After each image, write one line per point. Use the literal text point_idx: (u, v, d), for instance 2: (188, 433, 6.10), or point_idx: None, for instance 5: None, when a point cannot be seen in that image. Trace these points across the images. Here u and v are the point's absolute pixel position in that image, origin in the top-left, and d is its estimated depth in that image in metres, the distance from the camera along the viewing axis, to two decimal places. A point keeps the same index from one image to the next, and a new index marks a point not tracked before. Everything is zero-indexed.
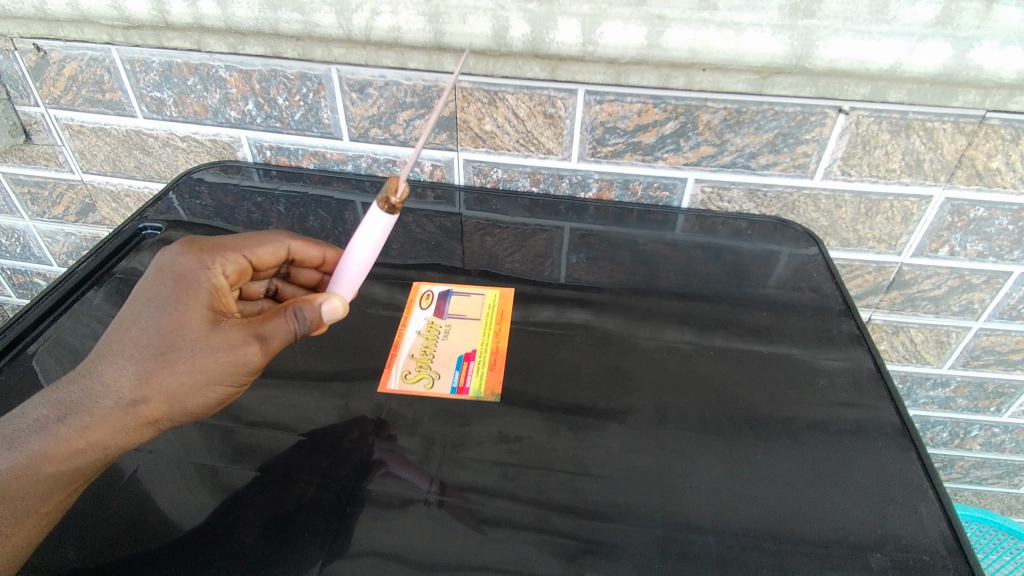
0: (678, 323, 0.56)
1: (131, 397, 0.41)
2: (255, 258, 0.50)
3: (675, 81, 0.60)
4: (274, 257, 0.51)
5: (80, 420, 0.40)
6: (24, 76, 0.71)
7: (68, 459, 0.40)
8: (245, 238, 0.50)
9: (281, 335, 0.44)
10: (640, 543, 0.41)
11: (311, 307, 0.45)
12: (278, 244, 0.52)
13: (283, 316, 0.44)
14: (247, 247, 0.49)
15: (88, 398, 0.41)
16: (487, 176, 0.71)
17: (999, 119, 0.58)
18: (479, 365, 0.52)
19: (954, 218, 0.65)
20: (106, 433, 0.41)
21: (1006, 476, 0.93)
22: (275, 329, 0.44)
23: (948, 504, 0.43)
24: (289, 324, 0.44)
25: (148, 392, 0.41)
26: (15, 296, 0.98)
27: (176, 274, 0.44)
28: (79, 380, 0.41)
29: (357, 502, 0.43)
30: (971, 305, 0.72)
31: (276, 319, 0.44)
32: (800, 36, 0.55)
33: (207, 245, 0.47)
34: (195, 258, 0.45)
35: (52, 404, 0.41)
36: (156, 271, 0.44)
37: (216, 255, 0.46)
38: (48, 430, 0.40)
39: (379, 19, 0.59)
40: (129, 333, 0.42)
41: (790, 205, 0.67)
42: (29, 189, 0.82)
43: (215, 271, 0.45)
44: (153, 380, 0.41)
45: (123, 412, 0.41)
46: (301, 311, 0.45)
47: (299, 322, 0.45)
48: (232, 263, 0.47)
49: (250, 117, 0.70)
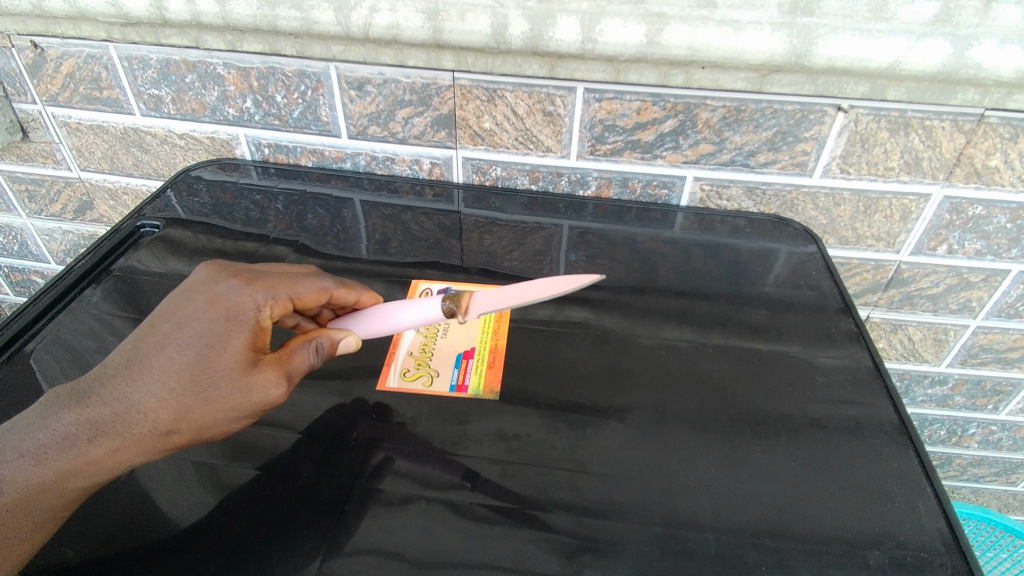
0: (677, 321, 0.56)
1: (166, 427, 0.41)
2: (296, 298, 0.46)
3: (674, 79, 0.59)
4: (319, 296, 0.47)
5: (111, 443, 0.40)
6: (22, 73, 0.70)
7: (94, 474, 0.40)
8: (293, 276, 0.46)
9: (301, 368, 0.44)
10: (639, 540, 0.41)
11: (330, 339, 0.45)
12: (323, 287, 0.48)
13: (304, 349, 0.44)
14: (295, 286, 0.46)
15: (120, 421, 0.40)
16: (486, 174, 0.71)
17: (998, 117, 0.58)
18: (478, 364, 0.52)
19: (952, 216, 0.65)
20: (137, 456, 0.41)
21: (1003, 474, 0.93)
22: (299, 362, 0.44)
23: (946, 501, 0.43)
24: (309, 357, 0.44)
25: (182, 425, 0.41)
26: (12, 294, 0.98)
27: (229, 311, 0.43)
28: (109, 398, 0.40)
29: (357, 501, 0.43)
30: (969, 303, 0.72)
31: (300, 352, 0.44)
32: (799, 34, 0.54)
33: (262, 279, 0.45)
34: (248, 293, 0.44)
35: (80, 422, 0.40)
36: (210, 302, 0.43)
37: (268, 293, 0.44)
38: (77, 448, 0.39)
39: (377, 16, 0.59)
40: (172, 360, 0.41)
41: (789, 203, 0.67)
42: (27, 187, 0.82)
43: (264, 310, 0.43)
44: (188, 411, 0.41)
45: (154, 438, 0.41)
46: (320, 344, 0.45)
47: (317, 355, 0.45)
48: (283, 302, 0.45)
49: (249, 115, 0.70)
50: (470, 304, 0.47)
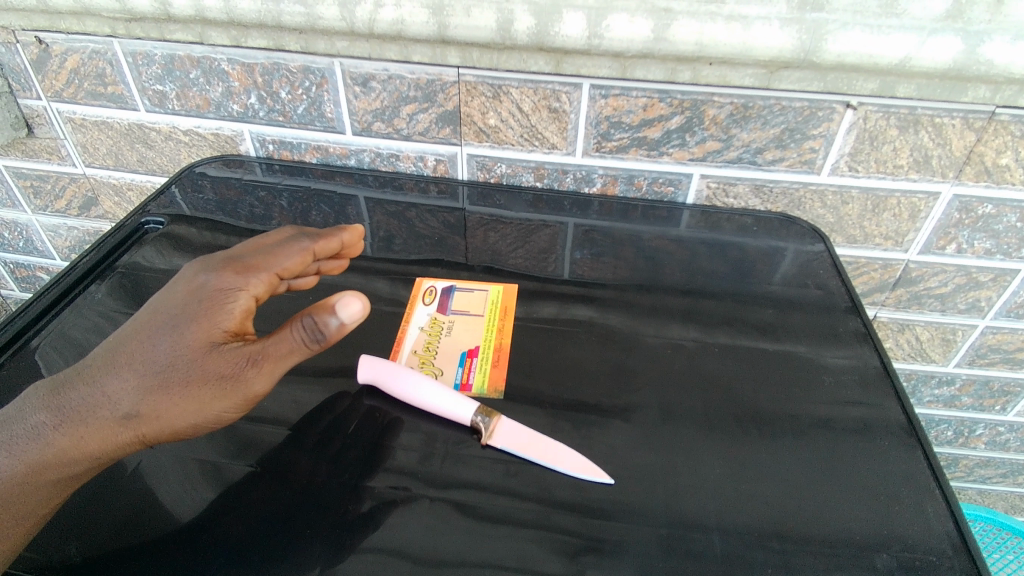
0: (683, 320, 0.56)
1: (127, 412, 0.40)
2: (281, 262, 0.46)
3: (681, 75, 0.59)
4: (299, 268, 0.47)
5: (77, 430, 0.40)
6: (26, 69, 0.70)
7: (66, 464, 0.40)
8: (276, 247, 0.46)
9: (284, 347, 0.40)
10: (643, 541, 0.40)
11: (314, 316, 0.40)
12: (302, 249, 0.47)
13: (290, 328, 0.40)
14: (276, 254, 0.46)
15: (86, 407, 0.40)
16: (491, 171, 0.70)
17: (1010, 115, 0.58)
18: (482, 362, 0.52)
19: (961, 215, 0.65)
20: (103, 444, 0.40)
21: (1010, 475, 0.93)
22: (282, 342, 0.40)
23: (954, 502, 0.43)
24: (296, 336, 0.40)
25: (142, 410, 0.40)
26: (18, 289, 0.99)
27: (203, 292, 0.42)
28: (85, 387, 0.41)
29: (361, 499, 0.42)
30: (977, 303, 0.72)
31: (287, 330, 0.40)
32: (808, 30, 0.54)
33: (241, 262, 0.44)
34: (227, 275, 0.43)
35: (50, 409, 0.41)
36: (187, 284, 0.43)
37: (247, 274, 0.43)
38: (45, 437, 0.40)
39: (382, 12, 0.58)
40: (143, 346, 0.41)
41: (796, 201, 0.67)
42: (32, 183, 0.82)
43: (241, 293, 0.42)
44: (152, 398, 0.40)
45: (117, 424, 0.40)
46: (307, 320, 0.40)
47: (306, 333, 0.40)
48: (264, 281, 0.44)
49: (253, 111, 0.70)
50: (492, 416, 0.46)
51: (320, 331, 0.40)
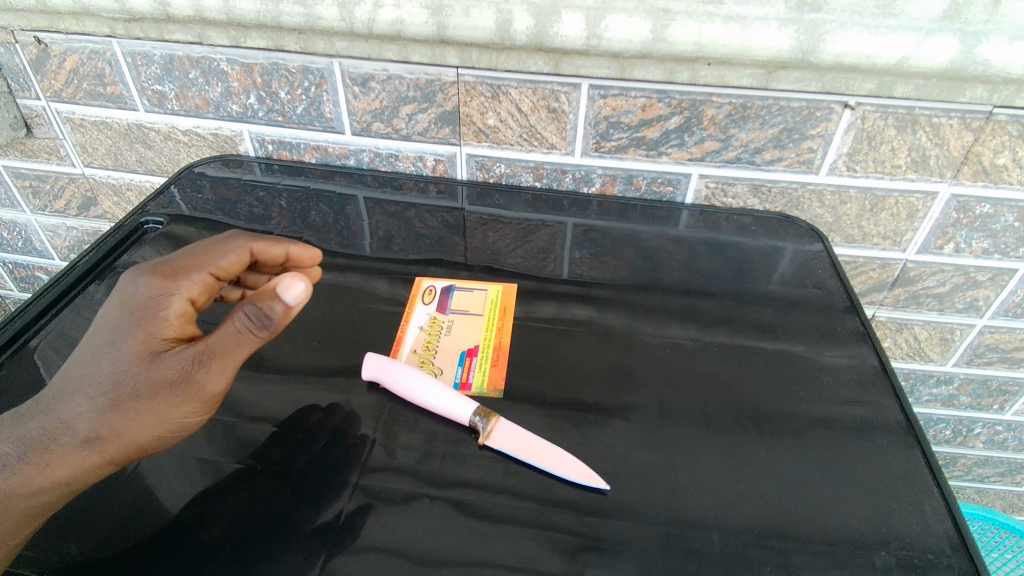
0: (682, 320, 0.56)
1: (87, 433, 0.39)
2: (219, 266, 0.46)
3: (680, 75, 0.59)
4: (237, 269, 0.47)
5: (41, 458, 0.39)
6: (25, 69, 0.70)
7: (38, 492, 0.39)
8: (209, 251, 0.47)
9: (229, 340, 0.41)
10: (643, 539, 0.41)
11: (255, 304, 0.40)
12: (240, 251, 0.47)
13: (233, 318, 0.41)
14: (211, 257, 0.46)
15: (45, 436, 0.40)
16: (490, 171, 0.71)
17: (1007, 115, 0.58)
18: (482, 362, 0.52)
19: (959, 215, 0.65)
20: (70, 470, 0.40)
21: (1008, 474, 0.93)
22: (227, 336, 0.41)
23: (952, 501, 0.43)
24: (239, 326, 0.41)
25: (103, 430, 0.40)
26: (16, 290, 0.98)
27: (139, 302, 0.42)
28: (42, 416, 0.40)
29: (360, 498, 0.42)
30: (975, 302, 0.72)
31: (230, 322, 0.41)
32: (806, 30, 0.54)
33: (172, 267, 0.44)
34: (160, 281, 0.43)
35: (12, 441, 0.40)
36: (120, 297, 0.42)
37: (183, 278, 0.43)
38: (11, 468, 0.39)
39: (381, 12, 0.58)
40: (90, 368, 0.40)
41: (795, 201, 0.67)
42: (31, 183, 0.82)
43: (178, 296, 0.43)
44: (108, 416, 0.39)
45: (80, 447, 0.40)
46: (249, 307, 0.40)
47: (249, 320, 0.40)
48: (198, 283, 0.44)
49: (252, 111, 0.70)
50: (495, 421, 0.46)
51: (265, 317, 0.40)
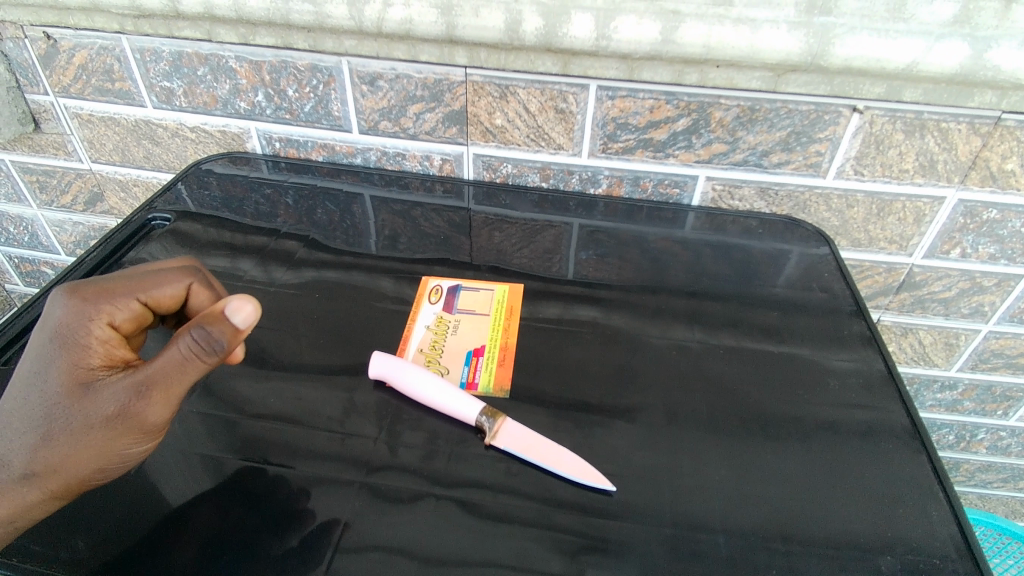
0: (688, 322, 0.56)
1: (24, 469, 0.39)
2: (150, 297, 0.43)
3: (688, 77, 0.59)
4: (171, 300, 0.44)
5: None
6: (34, 64, 0.70)
7: None
8: (136, 276, 0.44)
9: (172, 369, 0.40)
10: (648, 541, 0.41)
11: (203, 328, 0.39)
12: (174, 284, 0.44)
13: (174, 343, 0.39)
14: (140, 285, 0.43)
15: None
16: (497, 171, 0.71)
17: (1015, 120, 0.58)
18: (488, 362, 0.52)
19: (966, 220, 0.65)
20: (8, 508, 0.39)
21: (1011, 480, 0.93)
22: (168, 365, 0.39)
23: (958, 506, 0.43)
24: (181, 352, 0.39)
25: (39, 465, 0.39)
26: (22, 284, 0.99)
27: (58, 332, 0.40)
28: None
29: (365, 497, 0.42)
30: (981, 308, 0.72)
31: (173, 348, 0.39)
32: (816, 34, 0.54)
33: (94, 289, 0.42)
34: (77, 309, 0.41)
35: None
36: (39, 326, 0.41)
37: (104, 306, 0.41)
38: None
39: (390, 11, 0.58)
40: (19, 402, 0.40)
41: (802, 204, 0.67)
42: (38, 178, 0.82)
43: (99, 325, 0.41)
44: (43, 450, 0.39)
45: (17, 482, 0.39)
46: (197, 331, 0.39)
47: (193, 344, 0.39)
48: (124, 308, 0.42)
49: (260, 109, 0.70)
50: (502, 425, 0.46)
51: (214, 343, 0.39)
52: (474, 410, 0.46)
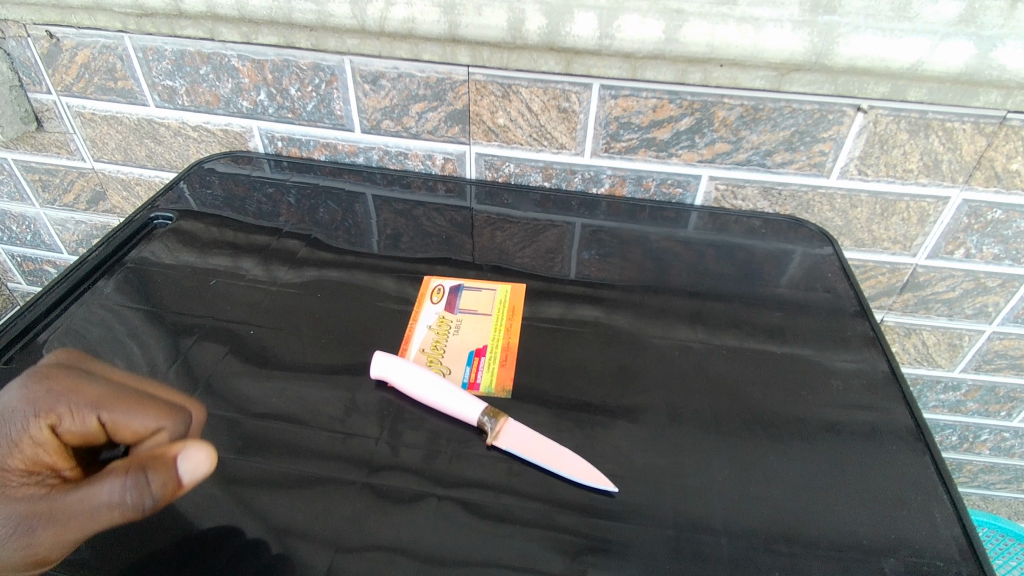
0: (690, 322, 0.56)
1: None
2: (110, 420, 0.42)
3: (692, 76, 0.59)
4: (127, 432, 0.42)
5: None
6: (37, 63, 0.70)
7: None
8: (111, 391, 0.43)
9: (89, 512, 0.38)
10: (650, 542, 0.40)
11: (151, 479, 0.38)
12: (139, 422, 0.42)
13: (114, 481, 0.38)
14: (108, 403, 0.42)
15: None
16: (499, 171, 0.70)
17: (1021, 120, 0.57)
18: (490, 362, 0.52)
19: (971, 220, 0.64)
20: None
21: (1014, 481, 0.92)
22: (89, 507, 0.38)
23: (962, 508, 0.43)
24: (114, 496, 0.38)
25: None
26: (25, 282, 0.99)
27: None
28: None
29: (366, 497, 0.42)
30: (985, 308, 0.72)
31: (106, 489, 0.38)
32: (820, 33, 0.54)
33: (67, 386, 0.42)
34: (29, 404, 0.40)
35: None
36: None
37: (62, 409, 0.41)
38: None
39: (394, 10, 0.58)
40: None
41: (805, 204, 0.67)
42: (40, 177, 0.82)
43: (36, 427, 0.40)
44: None
45: None
46: (142, 478, 0.38)
47: (130, 491, 0.38)
48: (74, 422, 0.41)
49: (262, 108, 0.70)
50: (504, 427, 0.46)
51: (150, 493, 0.38)
52: (475, 411, 0.46)
